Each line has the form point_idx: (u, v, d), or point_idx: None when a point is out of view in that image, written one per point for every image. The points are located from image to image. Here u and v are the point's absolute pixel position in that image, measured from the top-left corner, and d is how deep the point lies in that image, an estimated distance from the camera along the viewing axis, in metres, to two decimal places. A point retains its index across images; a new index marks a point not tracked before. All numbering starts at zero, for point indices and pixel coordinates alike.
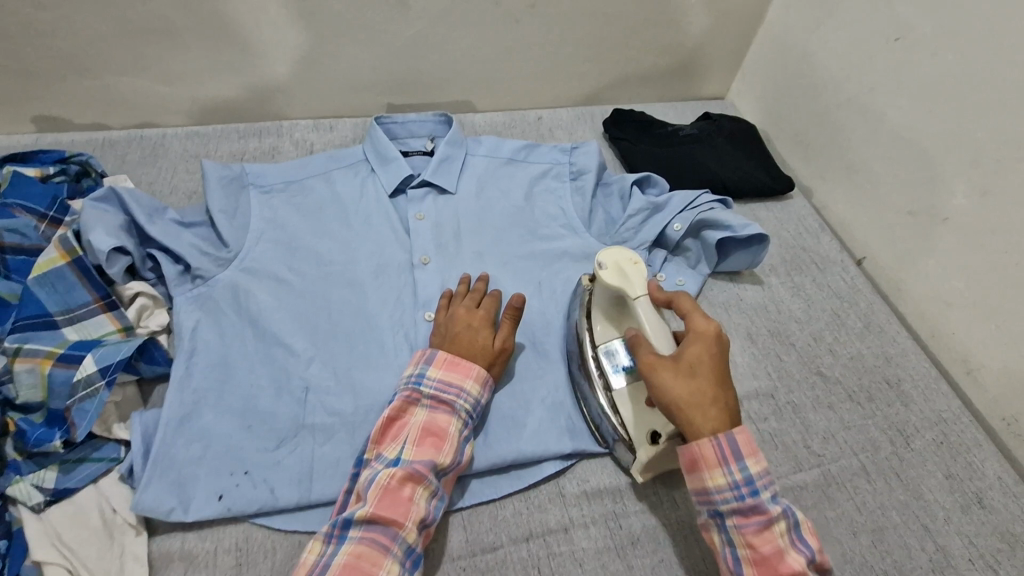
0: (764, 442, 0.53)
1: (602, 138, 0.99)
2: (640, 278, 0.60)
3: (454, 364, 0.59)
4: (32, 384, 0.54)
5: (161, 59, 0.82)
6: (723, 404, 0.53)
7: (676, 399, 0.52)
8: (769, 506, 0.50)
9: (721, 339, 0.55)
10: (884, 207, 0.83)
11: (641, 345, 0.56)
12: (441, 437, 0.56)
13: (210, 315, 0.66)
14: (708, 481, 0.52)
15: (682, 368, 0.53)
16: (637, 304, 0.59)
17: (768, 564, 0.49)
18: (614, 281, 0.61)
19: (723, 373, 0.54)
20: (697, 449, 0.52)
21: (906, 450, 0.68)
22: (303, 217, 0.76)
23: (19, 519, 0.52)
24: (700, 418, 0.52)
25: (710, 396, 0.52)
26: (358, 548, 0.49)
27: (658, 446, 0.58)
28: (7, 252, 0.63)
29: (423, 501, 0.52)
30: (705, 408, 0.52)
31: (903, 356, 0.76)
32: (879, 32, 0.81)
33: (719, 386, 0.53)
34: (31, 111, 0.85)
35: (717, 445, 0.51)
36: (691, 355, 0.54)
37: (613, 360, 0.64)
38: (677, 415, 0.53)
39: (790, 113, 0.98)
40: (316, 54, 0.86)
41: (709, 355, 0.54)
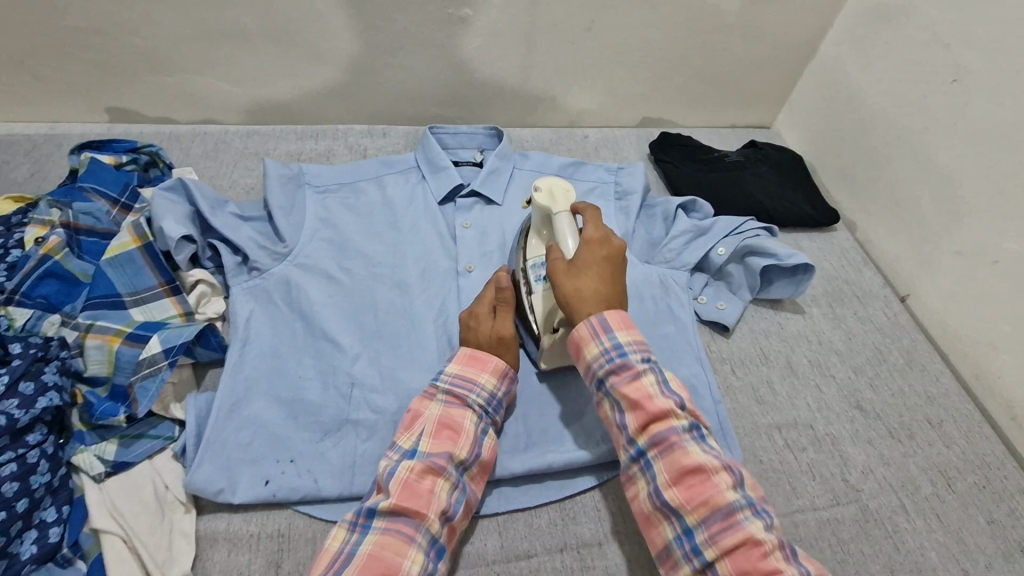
0: (670, 381, 0.54)
1: (646, 160, 1.00)
2: (566, 201, 0.64)
3: (472, 359, 0.60)
4: (100, 359, 0.57)
5: (233, 61, 0.86)
6: (606, 296, 0.56)
7: (563, 293, 0.57)
8: (679, 434, 0.51)
9: (612, 245, 0.59)
10: (932, 244, 0.83)
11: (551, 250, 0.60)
12: (457, 430, 0.56)
13: (264, 307, 0.68)
14: (623, 425, 0.53)
15: (573, 270, 0.57)
16: (557, 218, 0.63)
17: (689, 488, 0.49)
18: (543, 201, 0.64)
19: (613, 277, 0.58)
20: (579, 335, 0.56)
21: (947, 492, 0.66)
22: (356, 218, 0.78)
23: (80, 487, 0.53)
24: (583, 307, 0.56)
25: (597, 289, 0.56)
26: (382, 538, 0.50)
27: (555, 335, 0.63)
28: (82, 233, 0.67)
29: (444, 493, 0.53)
30: (586, 300, 0.56)
31: (946, 397, 0.75)
32: (933, 73, 0.82)
33: (606, 283, 0.57)
34: (107, 103, 0.90)
35: (590, 324, 0.55)
36: (581, 260, 0.58)
37: (538, 269, 0.67)
38: (567, 309, 0.57)
39: (837, 145, 0.98)
40: (377, 64, 0.89)
41: (597, 261, 0.58)
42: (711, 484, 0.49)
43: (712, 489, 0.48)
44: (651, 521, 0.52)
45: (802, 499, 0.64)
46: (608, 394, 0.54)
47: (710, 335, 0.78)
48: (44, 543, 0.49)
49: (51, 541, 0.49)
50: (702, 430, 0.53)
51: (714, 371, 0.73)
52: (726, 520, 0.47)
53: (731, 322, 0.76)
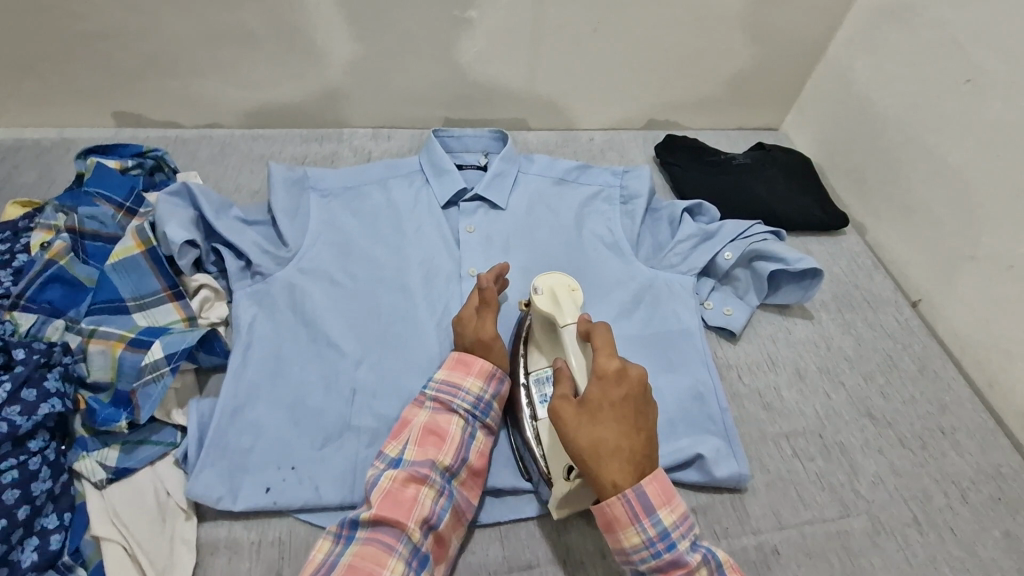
0: (675, 495, 0.51)
1: (652, 162, 0.99)
2: (572, 306, 0.61)
3: (458, 364, 0.60)
4: (103, 365, 0.57)
5: (238, 65, 0.86)
6: (627, 453, 0.50)
7: (577, 444, 0.50)
8: (680, 565, 0.49)
9: (628, 377, 0.53)
10: (945, 249, 0.81)
11: (560, 384, 0.55)
12: (442, 437, 0.56)
13: (267, 311, 0.68)
14: (622, 543, 0.51)
15: (586, 414, 0.51)
16: (564, 330, 0.60)
17: None
18: (546, 305, 0.62)
19: (632, 420, 0.51)
20: (607, 508, 0.50)
21: (961, 503, 0.65)
22: (359, 222, 0.78)
23: (81, 494, 0.54)
24: (609, 468, 0.50)
25: (613, 444, 0.50)
26: (362, 548, 0.49)
27: (571, 482, 0.55)
28: (86, 238, 0.67)
29: (428, 501, 0.53)
30: (603, 457, 0.50)
31: (959, 405, 0.73)
32: (946, 74, 0.80)
33: (626, 434, 0.51)
34: (115, 107, 0.90)
35: (626, 502, 0.49)
36: (594, 397, 0.52)
37: (541, 387, 0.62)
38: (588, 468, 0.50)
39: (847, 147, 0.97)
40: (382, 67, 0.89)
41: (615, 397, 0.52)
42: None
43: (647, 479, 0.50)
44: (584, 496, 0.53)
45: (811, 510, 0.63)
46: (605, 509, 0.52)
47: (716, 341, 0.76)
48: (45, 550, 0.49)
49: (51, 548, 0.49)
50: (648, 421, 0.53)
51: (721, 378, 0.72)
52: None
53: (738, 328, 0.75)
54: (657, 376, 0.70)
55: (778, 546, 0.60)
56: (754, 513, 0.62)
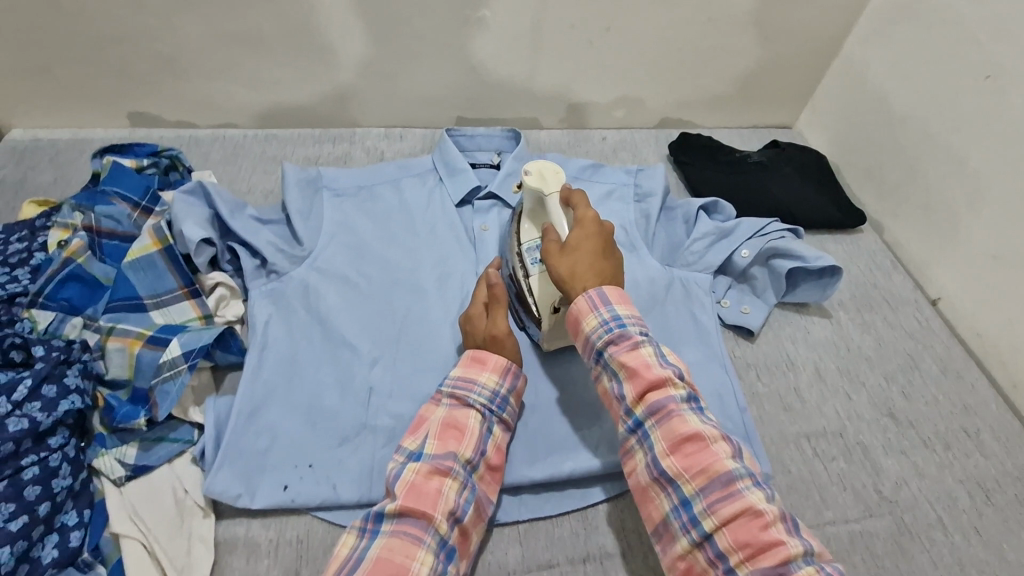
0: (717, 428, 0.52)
1: (666, 161, 0.99)
2: (557, 183, 0.64)
3: (474, 360, 0.59)
4: (121, 362, 0.57)
5: (252, 65, 0.86)
6: (601, 276, 0.57)
7: (557, 274, 0.58)
8: (734, 480, 0.47)
9: (605, 228, 0.60)
10: (965, 248, 0.80)
11: (547, 232, 0.61)
12: (462, 430, 0.55)
13: (282, 311, 0.68)
14: (666, 473, 0.50)
15: (566, 251, 0.58)
16: (548, 201, 0.64)
17: (747, 544, 0.45)
18: (533, 184, 0.64)
19: (603, 252, 0.58)
20: (574, 306, 0.56)
21: (987, 505, 0.64)
22: (373, 222, 0.78)
23: (100, 491, 0.53)
24: (583, 280, 0.57)
25: (591, 270, 0.57)
26: (390, 541, 0.48)
27: (558, 315, 0.63)
28: (103, 237, 0.68)
29: (452, 493, 0.52)
30: (579, 278, 0.57)
31: (982, 406, 0.72)
32: (967, 70, 0.79)
33: (599, 261, 0.57)
34: (129, 108, 0.91)
35: (589, 298, 0.55)
36: (574, 240, 0.58)
37: (534, 251, 0.66)
38: (566, 289, 0.57)
39: (863, 145, 0.96)
40: (395, 67, 0.89)
41: (590, 234, 0.59)
42: (772, 537, 0.44)
43: (711, 457, 0.48)
44: (647, 493, 0.52)
45: (833, 511, 0.62)
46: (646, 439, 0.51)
47: (734, 340, 0.76)
48: (65, 547, 0.49)
49: (72, 544, 0.49)
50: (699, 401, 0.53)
51: (739, 377, 0.71)
52: None
53: (756, 327, 0.74)
54: None
55: None
56: None
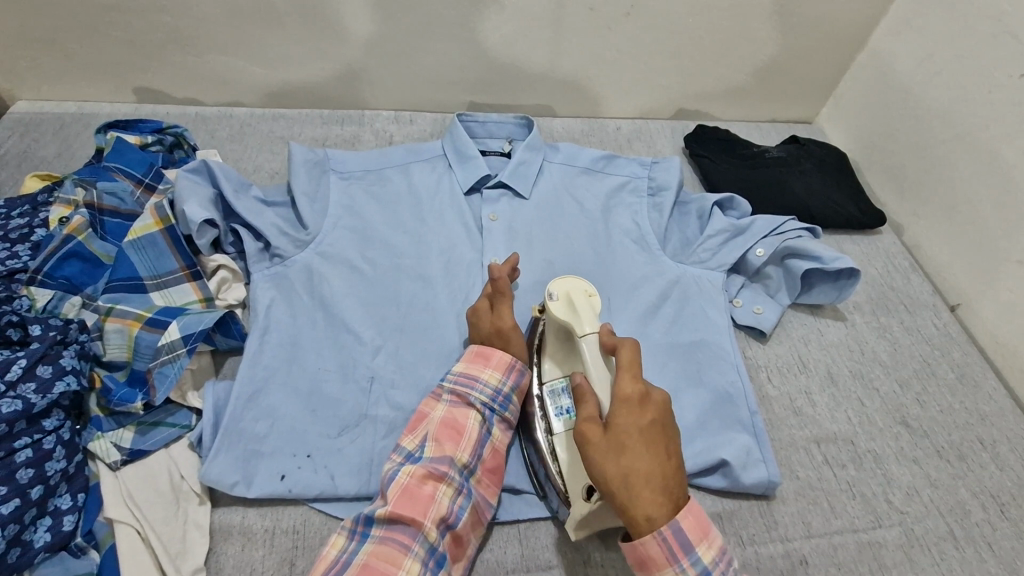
0: (718, 546, 0.48)
1: (681, 154, 0.96)
2: (590, 316, 0.59)
3: (475, 355, 0.58)
4: (119, 343, 0.56)
5: (261, 42, 0.84)
6: (659, 478, 0.47)
7: (607, 478, 0.47)
8: None
9: (652, 399, 0.50)
10: (989, 252, 0.77)
11: (585, 398, 0.52)
12: (459, 431, 0.54)
13: (285, 295, 0.66)
14: None
15: (612, 441, 0.48)
16: (582, 339, 0.58)
17: None
18: (562, 312, 0.60)
19: (664, 448, 0.48)
20: (642, 548, 0.46)
21: (1000, 519, 0.62)
22: (380, 207, 0.76)
23: (96, 474, 0.53)
24: (643, 489, 0.47)
25: (644, 469, 0.47)
26: (378, 547, 0.48)
27: (591, 503, 0.52)
28: (106, 214, 0.66)
29: (445, 499, 0.51)
30: (633, 490, 0.46)
31: (999, 416, 0.70)
32: (1000, 67, 0.76)
33: (655, 458, 0.47)
34: (136, 83, 0.89)
35: (662, 541, 0.46)
36: (621, 426, 0.48)
37: (558, 399, 0.59)
38: (615, 491, 0.47)
39: (886, 143, 0.93)
40: (408, 48, 0.86)
41: (640, 423, 0.49)
42: None
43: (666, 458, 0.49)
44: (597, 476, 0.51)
45: (842, 520, 0.60)
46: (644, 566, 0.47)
47: (746, 340, 0.74)
48: (58, 530, 0.48)
49: (64, 529, 0.48)
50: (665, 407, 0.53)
51: (750, 379, 0.70)
52: None
53: (768, 328, 0.72)
54: (682, 376, 0.68)
55: (807, 556, 0.58)
56: (782, 521, 0.60)
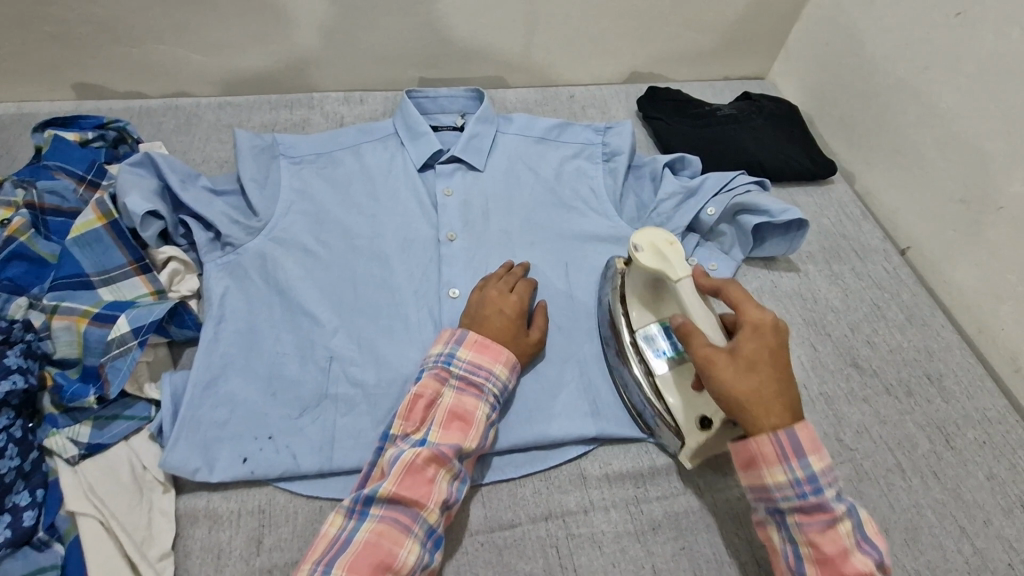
0: (822, 440, 0.50)
1: (635, 117, 0.96)
2: (680, 260, 0.58)
3: (484, 347, 0.59)
4: (69, 341, 0.56)
5: (200, 28, 0.82)
6: (786, 401, 0.49)
7: (733, 395, 0.49)
8: (829, 507, 0.47)
9: (781, 328, 0.52)
10: (933, 193, 0.79)
11: (694, 337, 0.52)
12: (468, 421, 0.55)
13: (239, 284, 0.66)
14: (761, 478, 0.50)
15: (739, 364, 0.50)
16: (679, 286, 0.57)
17: (829, 569, 0.46)
18: (650, 263, 0.58)
19: (785, 364, 0.50)
20: (755, 447, 0.49)
21: (945, 449, 0.65)
22: (332, 189, 0.75)
23: (54, 470, 0.53)
24: (763, 416, 0.49)
25: (771, 395, 0.49)
26: (379, 526, 0.49)
27: (708, 431, 0.56)
28: (48, 214, 0.65)
29: (445, 483, 0.52)
30: (761, 410, 0.49)
31: (946, 351, 0.73)
32: (937, 8, 0.77)
33: (784, 385, 0.50)
34: (74, 79, 0.87)
35: (776, 441, 0.48)
36: (747, 351, 0.50)
37: (654, 343, 0.62)
38: (740, 415, 0.49)
39: (836, 94, 0.93)
40: (351, 26, 0.85)
41: (761, 348, 0.50)
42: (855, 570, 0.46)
43: (854, 570, 0.46)
44: (756, 528, 0.52)
45: None
46: (751, 443, 0.51)
47: None
48: (18, 526, 0.49)
49: (25, 524, 0.49)
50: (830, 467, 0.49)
51: None
52: None
53: None
54: None
55: None
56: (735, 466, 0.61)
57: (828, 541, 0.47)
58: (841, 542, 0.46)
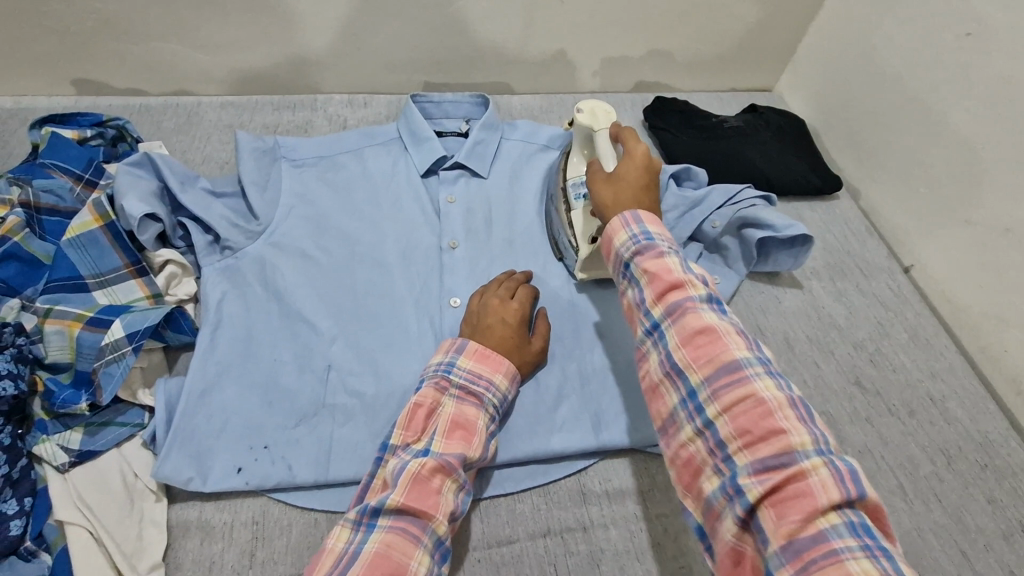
0: (731, 322, 0.47)
1: (640, 126, 0.95)
2: (607, 119, 0.65)
3: (484, 356, 0.58)
4: (61, 345, 0.54)
5: (203, 27, 0.81)
6: (640, 208, 0.55)
7: (599, 202, 0.56)
8: (742, 367, 0.43)
9: (654, 164, 0.58)
10: (939, 212, 0.79)
11: (591, 167, 0.60)
12: (470, 430, 0.54)
13: (237, 288, 0.65)
14: (672, 366, 0.45)
15: (611, 181, 0.57)
16: (599, 136, 0.64)
17: (749, 437, 0.40)
18: (585, 121, 0.66)
19: (648, 185, 0.56)
20: (606, 236, 0.53)
21: (948, 471, 0.64)
22: (334, 193, 0.74)
23: (44, 478, 0.52)
24: (617, 214, 0.55)
25: (627, 200, 0.55)
26: (388, 537, 0.47)
27: (595, 246, 0.65)
28: (43, 213, 0.64)
29: (451, 493, 0.50)
30: (620, 212, 0.55)
31: (950, 372, 0.72)
32: (947, 27, 0.76)
33: (642, 196, 0.55)
34: (74, 75, 0.86)
35: (622, 221, 0.52)
36: (621, 170, 0.57)
37: (579, 188, 0.69)
38: (603, 218, 0.56)
39: (843, 110, 0.93)
40: (357, 28, 0.84)
41: (637, 158, 0.57)
42: (779, 432, 0.39)
43: (779, 434, 0.39)
44: (678, 442, 0.45)
45: None
46: (657, 333, 0.47)
47: None
48: (5, 536, 0.47)
49: (12, 534, 0.48)
50: (770, 363, 0.45)
51: None
52: (794, 474, 0.38)
53: (724, 297, 0.74)
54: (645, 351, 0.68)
55: None
56: None
57: (759, 425, 0.40)
58: (762, 403, 0.41)
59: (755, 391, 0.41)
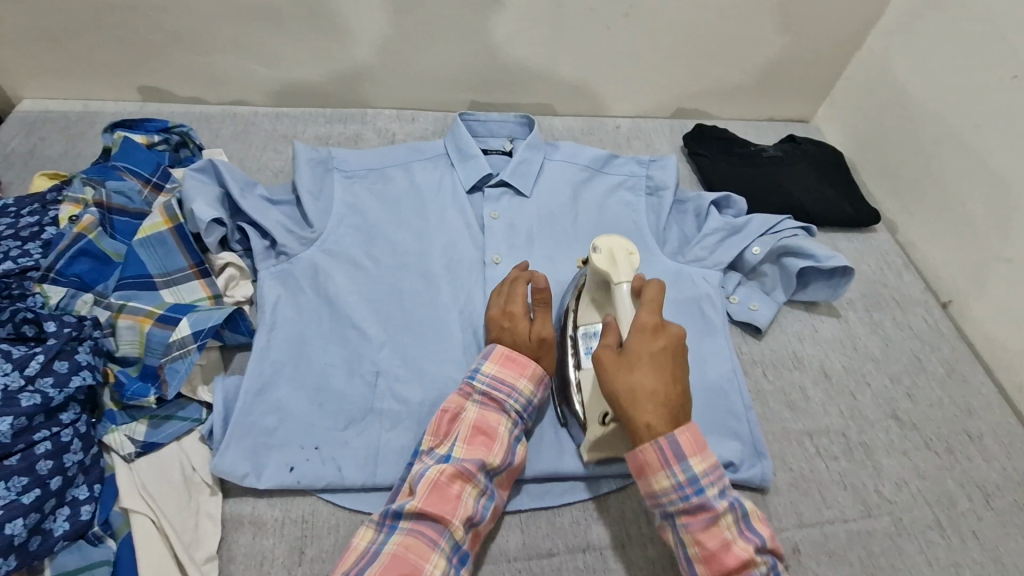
0: (698, 379, 0.53)
1: (679, 152, 0.97)
2: (627, 267, 0.59)
3: (510, 360, 0.59)
4: (131, 340, 0.58)
5: (265, 41, 0.85)
6: (663, 398, 0.50)
7: (617, 391, 0.50)
8: (693, 434, 0.50)
9: (669, 330, 0.53)
10: (977, 250, 0.79)
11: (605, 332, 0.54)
12: (491, 436, 0.56)
13: (291, 292, 0.68)
14: None
15: (626, 361, 0.51)
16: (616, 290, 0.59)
17: (687, 489, 0.50)
18: (602, 264, 0.60)
19: (671, 370, 0.51)
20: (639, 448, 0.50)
21: (985, 509, 0.64)
22: (383, 205, 0.77)
23: (111, 466, 0.55)
24: (642, 407, 0.50)
25: (648, 387, 0.50)
26: (406, 539, 0.49)
27: (607, 427, 0.57)
28: (114, 212, 0.68)
29: (471, 499, 0.52)
30: (640, 402, 0.50)
31: (987, 409, 0.72)
32: (989, 68, 0.78)
33: (663, 382, 0.50)
34: (141, 82, 0.90)
35: (658, 449, 0.49)
36: (634, 346, 0.52)
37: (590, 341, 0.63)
38: (625, 409, 0.50)
39: (881, 143, 0.94)
40: (410, 47, 0.88)
41: (653, 348, 0.52)
42: (709, 490, 0.49)
43: (710, 494, 0.49)
44: (651, 499, 0.53)
45: (833, 510, 0.62)
46: None
47: (741, 336, 0.75)
48: (76, 520, 0.50)
49: (82, 518, 0.50)
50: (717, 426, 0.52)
51: (746, 375, 0.71)
52: (713, 524, 0.48)
53: (763, 324, 0.74)
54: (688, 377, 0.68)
55: (800, 544, 0.60)
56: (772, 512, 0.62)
57: (701, 495, 0.49)
58: (703, 467, 0.49)
59: (705, 476, 0.49)
